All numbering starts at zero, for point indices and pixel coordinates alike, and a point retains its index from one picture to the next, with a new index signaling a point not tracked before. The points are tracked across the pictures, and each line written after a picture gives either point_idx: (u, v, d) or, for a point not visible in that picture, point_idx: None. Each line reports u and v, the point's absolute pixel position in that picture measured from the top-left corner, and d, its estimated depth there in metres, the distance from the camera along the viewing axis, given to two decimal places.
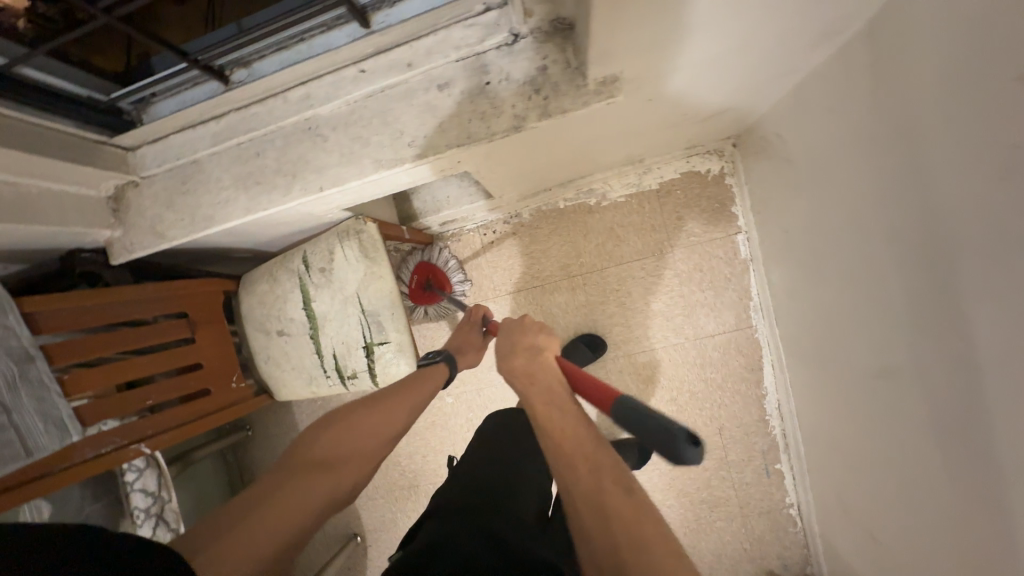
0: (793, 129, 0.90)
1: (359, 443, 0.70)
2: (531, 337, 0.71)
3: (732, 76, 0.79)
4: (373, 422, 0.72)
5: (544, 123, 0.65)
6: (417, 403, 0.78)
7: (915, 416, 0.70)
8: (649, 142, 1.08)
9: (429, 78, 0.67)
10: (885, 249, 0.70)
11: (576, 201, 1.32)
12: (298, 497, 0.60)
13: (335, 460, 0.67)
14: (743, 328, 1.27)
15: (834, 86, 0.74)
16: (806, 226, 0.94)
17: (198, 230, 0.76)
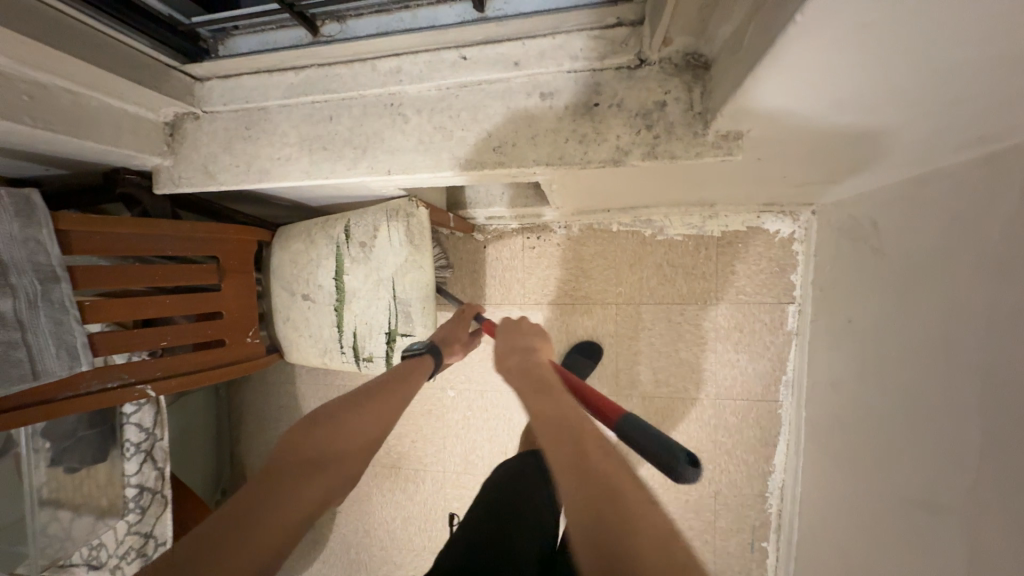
0: (895, 220, 0.83)
1: (359, 437, 0.63)
2: (528, 337, 0.77)
3: (849, 151, 0.72)
4: (379, 410, 0.68)
5: (645, 163, 0.59)
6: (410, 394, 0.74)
7: (953, 563, 0.66)
8: (729, 190, 1.00)
9: (533, 83, 0.61)
10: (973, 385, 0.64)
11: (631, 227, 1.25)
12: (280, 515, 0.50)
13: (304, 466, 0.56)
14: (768, 400, 1.22)
15: (972, 191, 0.65)
16: (876, 322, 0.88)
17: (250, 181, 0.71)
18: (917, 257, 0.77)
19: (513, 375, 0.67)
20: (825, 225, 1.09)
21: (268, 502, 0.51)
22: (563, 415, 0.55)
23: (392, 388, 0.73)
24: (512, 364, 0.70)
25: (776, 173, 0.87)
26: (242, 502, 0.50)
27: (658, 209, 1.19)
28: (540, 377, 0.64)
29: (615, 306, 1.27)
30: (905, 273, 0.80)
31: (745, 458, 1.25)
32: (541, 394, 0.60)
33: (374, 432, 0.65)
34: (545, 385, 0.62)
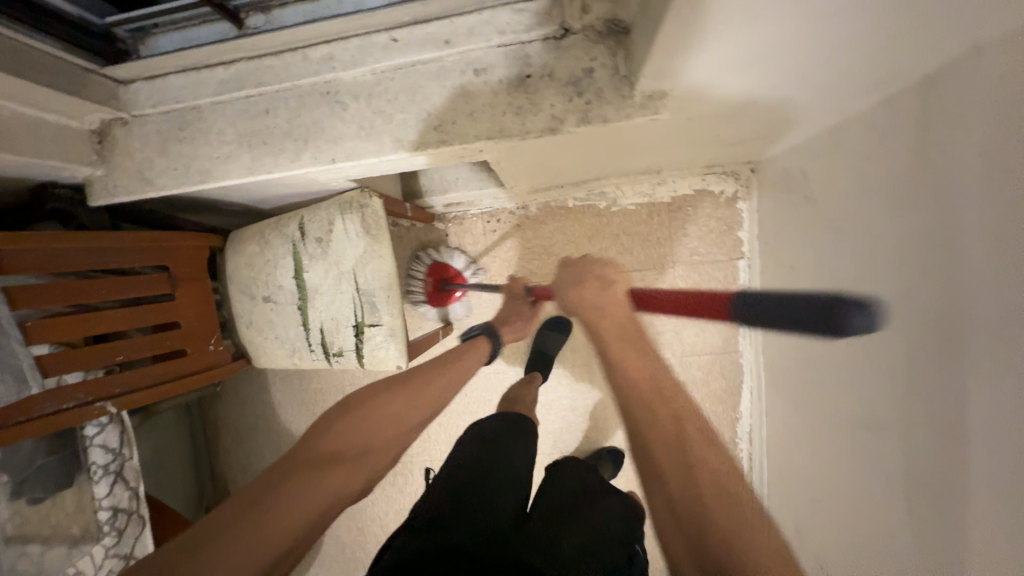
0: (820, 167, 0.89)
1: (383, 433, 0.76)
2: (601, 270, 0.87)
3: (772, 106, 0.77)
4: (403, 399, 0.82)
5: (581, 130, 0.62)
6: (439, 392, 0.87)
7: (895, 470, 0.73)
8: (673, 155, 1.05)
9: (465, 60, 0.62)
10: (895, 307, 0.70)
11: (587, 202, 1.29)
12: (290, 503, 0.61)
13: (338, 457, 0.69)
14: (729, 352, 1.29)
15: (880, 132, 0.71)
16: (814, 264, 0.95)
17: (191, 183, 0.70)
18: (841, 200, 0.84)
19: (590, 305, 0.82)
20: (764, 181, 1.15)
21: (289, 489, 0.63)
22: (648, 385, 0.77)
23: (424, 381, 0.87)
24: (589, 301, 0.83)
25: (711, 135, 0.92)
26: (267, 487, 0.63)
27: (610, 181, 1.23)
28: (620, 324, 0.81)
29: None
30: (832, 216, 0.87)
31: (714, 408, 1.32)
32: (631, 347, 0.80)
33: (393, 429, 0.78)
34: (626, 327, 0.82)
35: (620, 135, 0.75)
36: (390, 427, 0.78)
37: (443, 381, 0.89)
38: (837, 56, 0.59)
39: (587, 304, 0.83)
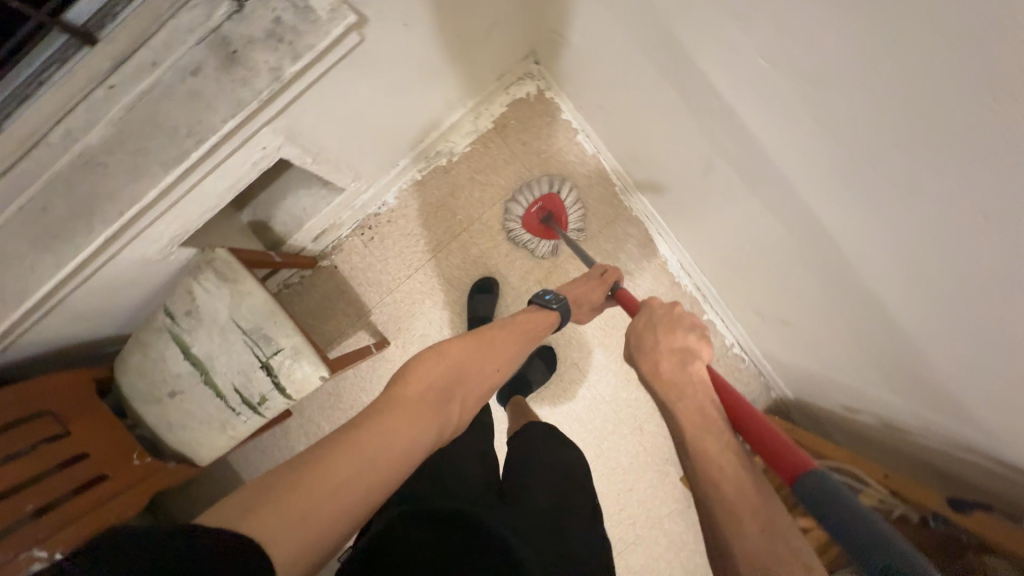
0: None
1: (468, 376, 0.73)
2: (680, 338, 0.77)
3: None
4: (485, 353, 0.77)
5: (301, 65, 0.70)
6: (518, 351, 0.84)
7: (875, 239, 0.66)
8: (456, 79, 1.15)
9: (179, 69, 0.69)
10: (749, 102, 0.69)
11: (431, 167, 1.36)
12: (396, 438, 0.59)
13: (429, 402, 0.66)
14: (622, 212, 1.36)
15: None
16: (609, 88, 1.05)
17: (13, 308, 0.73)
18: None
19: (665, 384, 0.71)
20: (547, 60, 1.27)
21: (400, 431, 0.60)
22: (722, 467, 0.57)
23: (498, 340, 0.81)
24: (666, 376, 0.72)
25: (462, 41, 1.02)
26: (380, 423, 0.60)
27: (435, 137, 1.32)
28: (698, 407, 0.66)
29: (466, 234, 1.37)
30: (593, 33, 0.98)
31: (643, 267, 1.37)
32: (712, 434, 0.62)
33: (479, 377, 0.75)
34: (714, 419, 0.65)
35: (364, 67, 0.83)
36: (474, 375, 0.74)
37: (518, 345, 0.84)
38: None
39: (665, 377, 0.72)
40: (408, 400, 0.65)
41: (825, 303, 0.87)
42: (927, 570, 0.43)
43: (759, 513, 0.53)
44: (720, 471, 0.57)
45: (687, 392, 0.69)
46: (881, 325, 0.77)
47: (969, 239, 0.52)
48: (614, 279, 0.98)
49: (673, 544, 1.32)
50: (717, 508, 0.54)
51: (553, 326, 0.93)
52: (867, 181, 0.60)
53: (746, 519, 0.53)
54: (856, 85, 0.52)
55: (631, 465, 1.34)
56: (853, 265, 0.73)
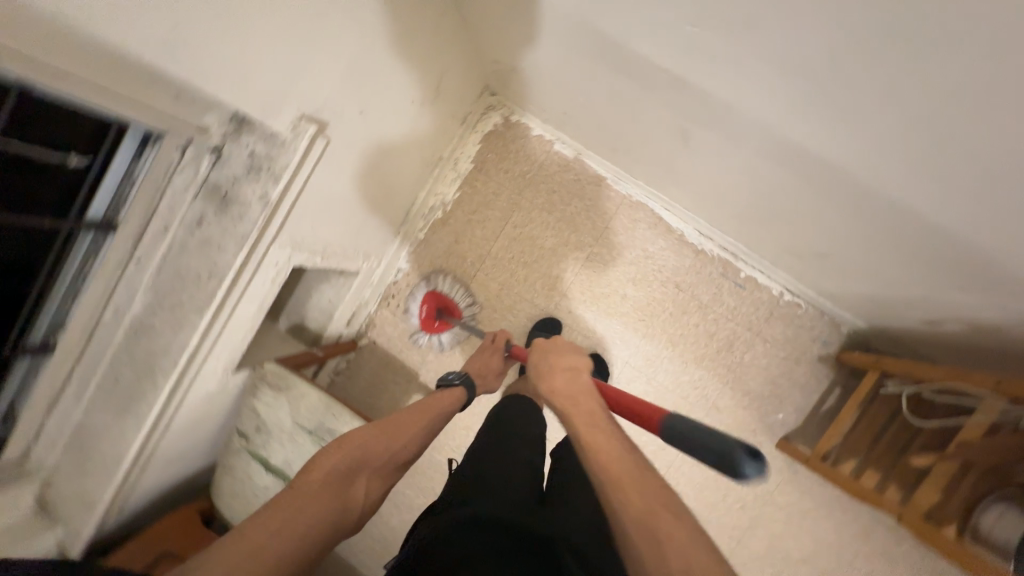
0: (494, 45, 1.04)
1: (374, 460, 0.74)
2: (564, 358, 0.76)
3: (407, 54, 0.93)
4: (395, 428, 0.79)
5: (282, 185, 0.77)
6: (429, 427, 0.84)
7: (938, 168, 0.58)
8: (424, 139, 1.20)
9: (187, 224, 0.78)
10: (739, 80, 0.66)
11: (429, 223, 1.42)
12: (287, 525, 0.59)
13: (333, 485, 0.67)
14: (622, 201, 1.35)
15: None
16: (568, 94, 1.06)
17: (115, 473, 0.83)
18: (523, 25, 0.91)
19: (561, 397, 0.69)
20: (502, 88, 1.30)
21: (291, 519, 0.60)
22: (612, 458, 0.56)
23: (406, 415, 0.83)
24: (559, 390, 0.70)
25: (416, 105, 1.08)
26: (279, 514, 0.60)
27: (424, 195, 1.38)
28: (590, 410, 0.65)
29: (481, 273, 1.40)
30: (532, 54, 1.01)
31: (662, 246, 1.34)
32: (603, 429, 0.61)
33: (386, 455, 0.76)
34: (601, 416, 0.64)
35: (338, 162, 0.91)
36: (381, 456, 0.75)
37: (430, 417, 0.85)
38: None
39: (555, 390, 0.71)
40: (309, 487, 0.65)
41: (856, 226, 0.81)
42: (734, 445, 0.56)
43: (646, 490, 0.53)
44: (605, 452, 0.57)
45: (578, 399, 0.67)
46: (957, 243, 0.68)
47: (997, 111, 0.46)
48: (506, 341, 1.09)
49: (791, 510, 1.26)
50: (619, 497, 0.52)
51: (461, 403, 0.95)
52: (851, 93, 0.55)
53: (641, 501, 0.52)
54: (799, 7, 0.49)
55: None
56: (867, 182, 0.69)
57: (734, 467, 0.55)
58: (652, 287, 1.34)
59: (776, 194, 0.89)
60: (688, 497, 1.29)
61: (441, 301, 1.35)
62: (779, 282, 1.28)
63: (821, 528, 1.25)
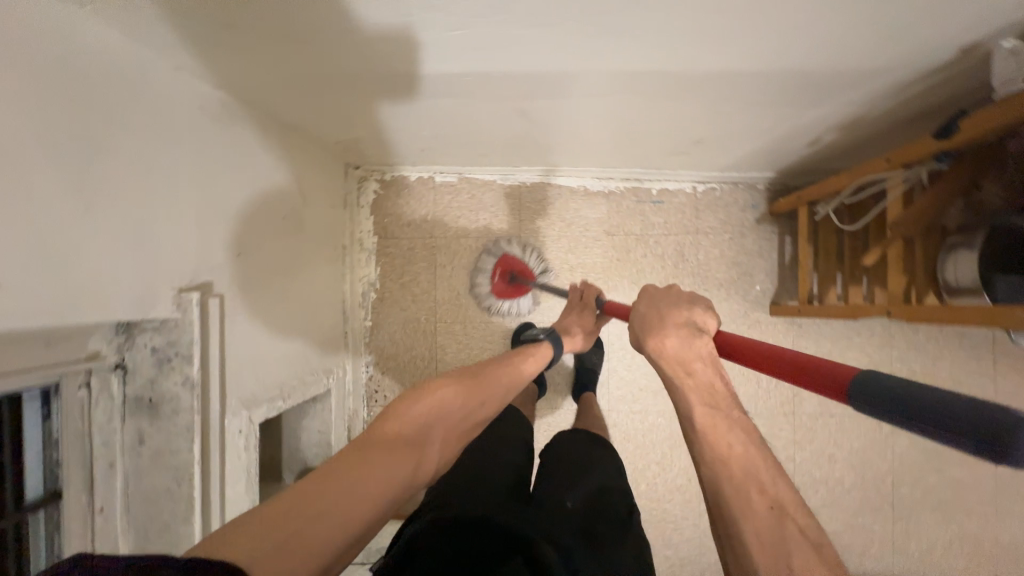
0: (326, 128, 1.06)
1: (451, 419, 0.75)
2: (683, 314, 0.70)
3: (253, 180, 0.94)
4: (471, 392, 0.80)
5: (197, 360, 0.75)
6: (502, 391, 0.86)
7: (718, 34, 0.63)
8: (319, 241, 1.20)
9: (129, 447, 0.75)
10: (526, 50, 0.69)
11: (370, 308, 1.42)
12: (377, 478, 0.58)
13: (410, 442, 0.66)
14: (521, 190, 1.39)
15: (270, 91, 0.87)
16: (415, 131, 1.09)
17: None
18: (337, 100, 0.94)
19: (673, 364, 0.67)
20: (362, 159, 1.33)
21: (381, 471, 0.59)
22: (733, 449, 0.58)
23: (485, 379, 0.84)
24: (671, 355, 0.67)
25: (291, 218, 1.08)
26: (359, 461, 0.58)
27: (350, 286, 1.37)
28: (708, 385, 0.64)
29: (440, 323, 1.41)
30: (362, 117, 1.04)
31: (575, 207, 1.38)
32: (722, 413, 0.62)
33: (459, 415, 0.76)
34: (722, 395, 0.64)
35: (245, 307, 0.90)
36: (457, 415, 0.76)
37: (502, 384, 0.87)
38: (171, 151, 0.73)
39: (669, 357, 0.68)
40: (389, 439, 0.65)
41: (702, 104, 0.87)
42: (998, 412, 0.36)
43: (769, 494, 0.55)
44: (725, 443, 0.59)
45: (694, 368, 0.65)
46: (778, 78, 0.74)
47: None
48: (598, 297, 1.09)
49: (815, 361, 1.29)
50: (736, 505, 0.55)
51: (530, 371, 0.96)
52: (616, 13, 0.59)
53: (762, 510, 0.54)
54: None
55: None
56: (681, 69, 0.73)
57: (1006, 447, 0.35)
58: (589, 245, 1.37)
59: (628, 115, 0.94)
60: None
61: (512, 265, 1.34)
62: (686, 179, 1.34)
63: (849, 360, 1.29)
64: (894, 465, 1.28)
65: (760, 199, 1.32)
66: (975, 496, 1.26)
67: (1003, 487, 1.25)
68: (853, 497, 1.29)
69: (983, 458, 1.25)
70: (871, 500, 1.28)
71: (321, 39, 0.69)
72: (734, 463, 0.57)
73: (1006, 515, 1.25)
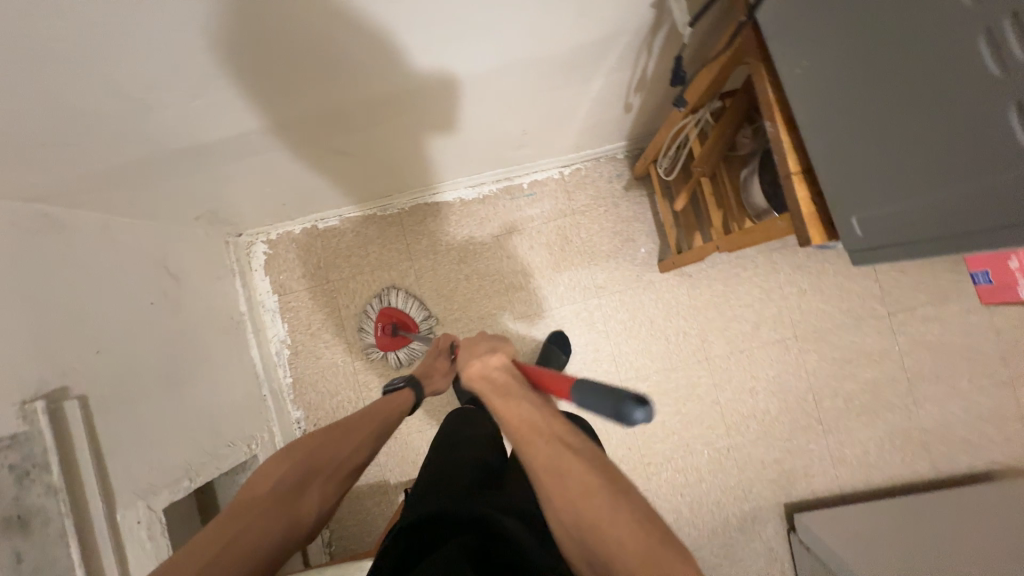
0: (176, 205, 1.08)
1: (329, 459, 0.74)
2: (483, 346, 0.75)
3: (105, 276, 0.96)
4: (347, 433, 0.78)
5: (58, 467, 0.75)
6: (387, 423, 0.84)
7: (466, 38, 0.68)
8: (208, 314, 1.23)
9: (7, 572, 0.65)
10: (305, 89, 0.74)
11: (288, 365, 1.45)
12: (235, 553, 0.58)
13: (281, 498, 0.66)
14: (402, 216, 1.44)
15: (91, 190, 0.88)
16: (263, 185, 1.12)
17: None
18: (170, 182, 0.97)
19: (477, 375, 0.69)
20: (239, 227, 1.35)
21: (249, 543, 0.60)
22: (521, 415, 0.59)
23: (362, 417, 0.82)
24: (474, 371, 0.70)
25: (163, 302, 1.09)
26: (222, 533, 0.59)
27: (260, 349, 1.40)
28: (505, 385, 0.66)
29: (358, 362, 1.43)
30: (207, 190, 1.07)
31: (456, 218, 1.42)
32: (517, 398, 0.62)
33: (336, 456, 0.74)
34: (517, 386, 0.65)
35: (121, 396, 0.92)
36: (334, 456, 0.74)
37: (382, 415, 0.85)
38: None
39: (471, 371, 0.70)
40: (253, 505, 0.64)
41: (506, 100, 0.92)
42: (620, 393, 0.54)
43: (551, 436, 0.55)
44: (516, 414, 0.59)
45: (495, 375, 0.68)
46: (542, 65, 0.80)
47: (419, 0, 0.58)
48: (450, 340, 1.07)
49: (711, 303, 1.35)
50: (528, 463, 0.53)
51: (415, 403, 0.94)
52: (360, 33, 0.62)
53: (544, 448, 0.53)
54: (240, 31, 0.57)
55: (626, 311, 1.37)
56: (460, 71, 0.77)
57: (620, 411, 0.54)
58: (477, 250, 1.42)
59: (447, 125, 0.98)
60: (643, 362, 1.35)
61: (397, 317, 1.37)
62: (549, 168, 1.40)
63: (742, 294, 1.34)
64: (811, 381, 1.32)
65: (621, 168, 1.39)
66: (894, 391, 1.30)
67: (914, 376, 1.30)
68: (783, 422, 1.32)
69: (887, 353, 1.30)
70: (800, 421, 1.32)
71: (100, 133, 0.72)
72: (526, 428, 0.57)
73: (924, 401, 1.29)
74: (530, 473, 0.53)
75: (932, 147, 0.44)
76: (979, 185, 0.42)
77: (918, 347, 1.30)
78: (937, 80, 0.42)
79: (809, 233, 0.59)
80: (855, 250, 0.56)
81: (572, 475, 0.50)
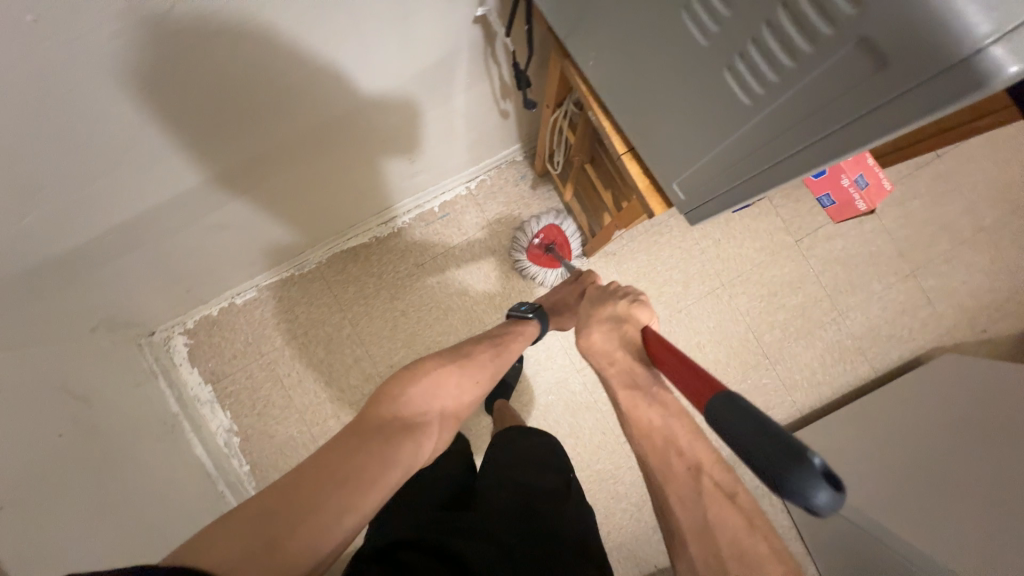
0: (68, 316, 1.00)
1: (448, 392, 0.77)
2: (611, 308, 0.81)
3: (11, 411, 0.86)
4: (465, 371, 0.82)
5: None
6: (497, 366, 0.89)
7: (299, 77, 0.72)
8: (131, 416, 1.16)
9: None
10: (154, 158, 0.73)
11: (241, 453, 1.37)
12: (373, 465, 0.62)
13: (410, 423, 0.70)
14: (320, 269, 1.40)
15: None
16: (159, 271, 1.06)
17: None
18: (47, 295, 0.89)
19: (596, 354, 0.78)
20: (147, 325, 1.27)
21: (383, 460, 0.63)
22: (653, 422, 0.68)
23: (474, 357, 0.86)
24: (598, 347, 0.78)
25: (76, 429, 0.99)
26: (344, 456, 0.60)
27: (204, 446, 1.32)
28: (629, 368, 0.74)
29: (315, 428, 1.38)
30: (96, 294, 1.00)
31: (376, 256, 1.40)
32: (642, 391, 0.71)
33: (451, 392, 0.78)
34: (642, 372, 0.73)
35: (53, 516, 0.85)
36: (452, 392, 0.78)
37: (497, 358, 0.89)
38: None
39: (595, 347, 0.78)
40: (386, 423, 0.68)
41: (372, 130, 0.95)
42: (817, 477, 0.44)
43: (687, 458, 0.64)
44: (647, 420, 0.68)
45: (617, 356, 0.76)
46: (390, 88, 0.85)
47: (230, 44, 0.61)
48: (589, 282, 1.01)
49: (641, 274, 1.39)
50: (662, 477, 0.64)
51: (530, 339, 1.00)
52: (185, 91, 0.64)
53: (683, 474, 0.63)
54: (50, 104, 0.56)
55: None
56: (310, 111, 0.81)
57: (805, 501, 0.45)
58: (406, 282, 1.40)
59: (331, 165, 1.00)
60: None
61: (551, 236, 1.34)
62: (455, 186, 1.41)
63: (666, 258, 1.40)
64: (748, 320, 1.39)
65: (523, 170, 1.42)
66: (820, 309, 1.39)
67: (833, 292, 1.40)
68: (734, 366, 1.38)
69: (806, 277, 1.40)
70: (748, 361, 1.38)
71: None
72: (662, 442, 0.66)
73: (848, 311, 1.39)
74: (655, 488, 0.64)
75: (689, 117, 0.57)
76: (729, 140, 0.54)
77: (829, 264, 1.40)
78: (671, 70, 0.55)
79: (650, 202, 0.74)
80: (687, 211, 0.70)
81: (723, 521, 0.59)
